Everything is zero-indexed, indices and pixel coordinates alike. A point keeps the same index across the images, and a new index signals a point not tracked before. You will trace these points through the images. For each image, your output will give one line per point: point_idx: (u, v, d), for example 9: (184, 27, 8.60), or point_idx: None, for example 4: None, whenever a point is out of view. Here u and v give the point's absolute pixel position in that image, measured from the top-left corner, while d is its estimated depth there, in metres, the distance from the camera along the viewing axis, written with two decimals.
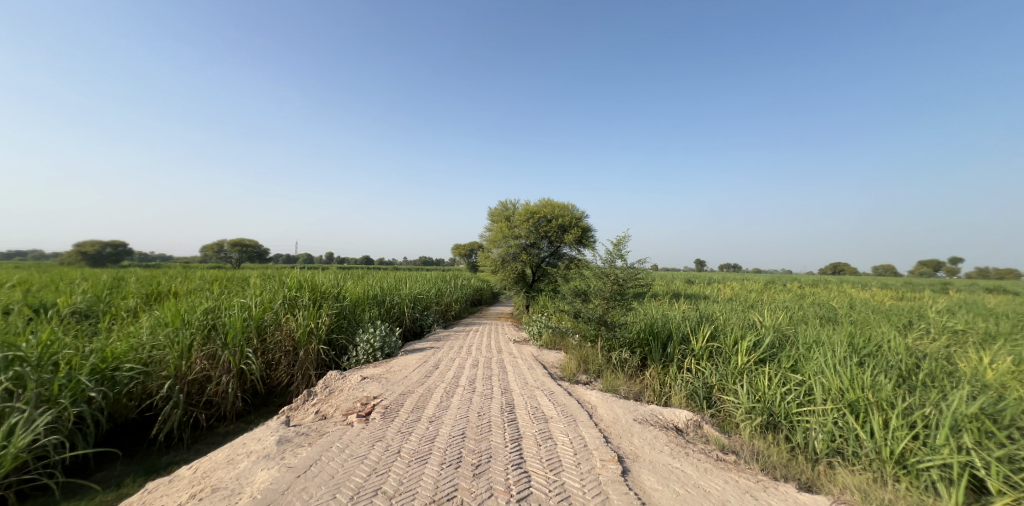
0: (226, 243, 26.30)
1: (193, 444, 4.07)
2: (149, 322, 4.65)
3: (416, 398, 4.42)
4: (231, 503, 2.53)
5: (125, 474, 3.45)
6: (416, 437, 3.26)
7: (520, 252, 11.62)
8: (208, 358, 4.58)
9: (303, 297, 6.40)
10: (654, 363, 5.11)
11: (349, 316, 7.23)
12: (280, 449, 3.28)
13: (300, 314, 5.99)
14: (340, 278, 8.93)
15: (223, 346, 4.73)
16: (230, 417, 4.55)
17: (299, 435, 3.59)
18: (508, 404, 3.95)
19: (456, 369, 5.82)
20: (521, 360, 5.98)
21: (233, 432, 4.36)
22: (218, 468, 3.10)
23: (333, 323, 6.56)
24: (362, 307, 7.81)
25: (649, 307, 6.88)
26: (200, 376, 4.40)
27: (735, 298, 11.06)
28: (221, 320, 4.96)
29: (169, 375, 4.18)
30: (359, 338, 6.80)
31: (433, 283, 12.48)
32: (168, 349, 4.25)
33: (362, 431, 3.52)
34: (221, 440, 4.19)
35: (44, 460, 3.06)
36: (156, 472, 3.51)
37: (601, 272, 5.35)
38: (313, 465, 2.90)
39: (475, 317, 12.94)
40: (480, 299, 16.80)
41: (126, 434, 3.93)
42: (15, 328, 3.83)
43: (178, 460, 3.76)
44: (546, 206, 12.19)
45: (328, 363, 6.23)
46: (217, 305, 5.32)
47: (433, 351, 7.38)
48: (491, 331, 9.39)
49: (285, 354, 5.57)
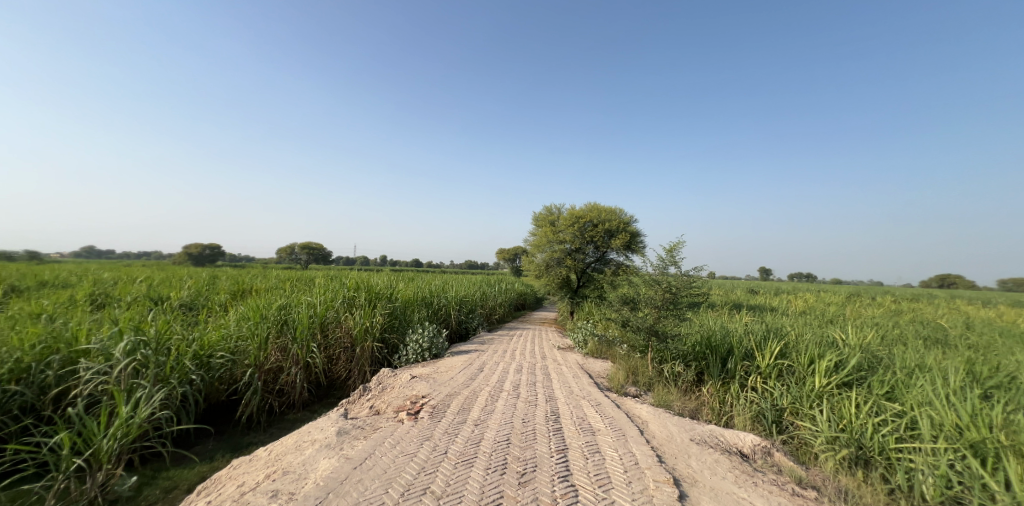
0: (297, 245, 29.16)
1: (268, 427, 4.47)
2: (235, 315, 5.23)
3: (462, 399, 4.52)
4: (298, 488, 2.74)
5: (216, 448, 3.88)
6: (462, 440, 3.32)
7: (565, 258, 11.46)
8: (280, 350, 5.03)
9: (360, 297, 6.81)
10: (712, 379, 4.79)
11: (400, 316, 7.56)
12: (339, 440, 3.50)
13: (357, 313, 6.37)
14: (391, 280, 9.39)
15: (293, 340, 5.16)
16: (298, 406, 4.94)
17: (356, 428, 3.81)
18: (552, 413, 3.90)
19: (500, 373, 5.85)
20: (565, 367, 5.89)
21: (301, 420, 4.74)
22: (288, 453, 3.37)
23: (385, 323, 6.89)
24: (412, 309, 8.14)
25: (705, 318, 6.45)
26: (274, 366, 4.85)
27: (809, 312, 9.99)
28: (292, 316, 5.43)
29: (250, 364, 4.65)
30: (409, 338, 7.10)
31: (478, 287, 12.72)
32: (250, 340, 4.74)
33: (411, 429, 3.66)
34: (291, 426, 4.57)
35: (155, 431, 3.52)
36: (240, 450, 3.91)
37: (652, 280, 5.12)
38: (368, 458, 3.06)
39: (519, 322, 12.96)
40: (524, 303, 16.84)
41: (216, 415, 4.41)
42: (139, 317, 4.52)
43: (257, 440, 4.15)
44: (593, 210, 11.92)
45: (381, 361, 6.57)
46: (288, 302, 5.83)
47: (478, 354, 7.48)
48: (535, 337, 9.36)
49: (344, 350, 5.94)
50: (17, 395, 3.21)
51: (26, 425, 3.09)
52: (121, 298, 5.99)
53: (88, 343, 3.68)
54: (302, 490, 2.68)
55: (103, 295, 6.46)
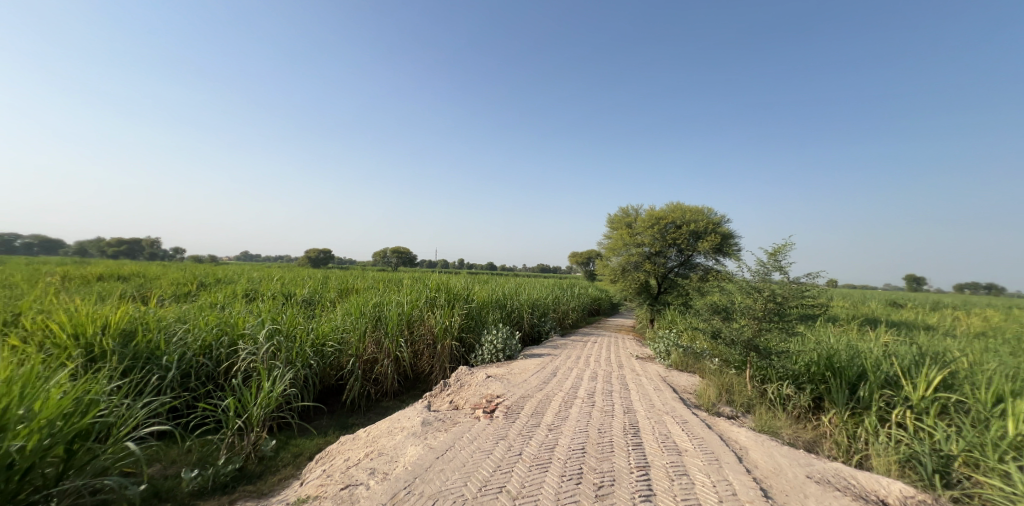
0: (387, 250, 32.28)
1: (367, 411, 4.98)
2: (341, 310, 5.94)
3: (536, 402, 4.51)
4: (389, 470, 2.97)
5: (329, 425, 4.47)
6: (537, 443, 3.29)
7: (643, 261, 10.81)
8: (375, 343, 5.56)
9: (440, 297, 7.24)
10: (836, 409, 4.09)
11: (476, 317, 7.86)
12: (424, 429, 3.74)
13: (439, 312, 6.77)
14: (468, 282, 9.85)
15: (385, 335, 5.67)
16: (390, 394, 5.42)
17: (437, 420, 4.02)
18: (631, 425, 3.69)
19: (574, 379, 5.74)
20: (646, 378, 5.56)
21: (393, 407, 5.20)
22: (382, 436, 3.72)
23: (463, 323, 7.22)
24: (487, 310, 8.42)
25: (819, 334, 5.56)
26: (371, 357, 5.38)
27: (970, 333, 7.95)
28: (385, 313, 5.98)
29: (352, 353, 5.22)
30: (484, 339, 7.34)
31: (551, 291, 12.70)
32: (352, 332, 5.35)
33: (487, 427, 3.75)
34: (386, 412, 5.04)
35: (288, 404, 4.22)
36: (346, 429, 4.45)
37: (750, 288, 4.55)
38: (449, 449, 3.21)
39: (593, 328, 12.61)
40: (598, 309, 16.33)
41: (327, 397, 5.06)
42: (273, 310, 5.46)
43: (359, 422, 4.66)
44: (676, 210, 11.13)
45: (459, 359, 6.89)
46: (381, 300, 6.44)
47: (553, 358, 7.44)
48: (610, 344, 9.00)
49: (427, 346, 6.35)
50: (205, 366, 4.21)
51: (208, 389, 3.97)
52: (262, 295, 7.29)
53: (245, 329, 4.65)
54: (392, 473, 2.90)
55: (250, 290, 7.95)
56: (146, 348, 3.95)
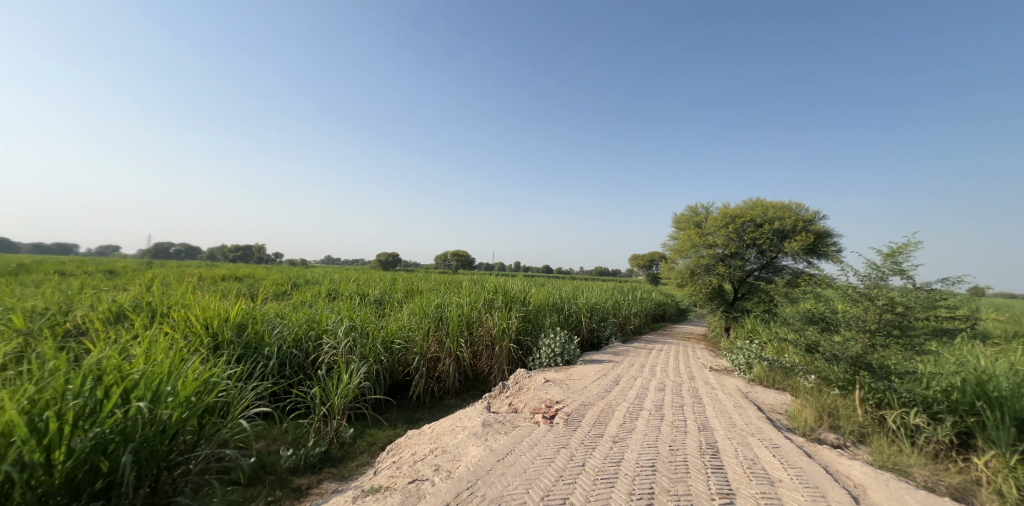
0: (446, 253, 33.61)
1: (432, 408, 5.21)
2: (407, 310, 6.25)
3: (597, 411, 4.33)
4: (452, 469, 3.01)
5: (398, 419, 4.76)
6: (601, 455, 3.13)
7: (715, 264, 9.95)
8: (438, 343, 5.74)
9: (498, 299, 7.31)
10: (999, 451, 3.30)
11: (533, 320, 7.80)
12: (485, 431, 3.75)
13: (496, 314, 6.82)
14: (525, 285, 9.85)
15: (447, 334, 5.84)
16: (452, 393, 5.59)
17: (497, 422, 4.02)
18: (707, 445, 3.35)
19: (638, 388, 5.43)
20: (721, 393, 5.08)
21: (455, 405, 5.36)
22: (445, 434, 3.82)
23: (521, 325, 7.23)
24: (544, 313, 8.32)
25: (950, 354, 4.62)
26: (434, 356, 5.57)
27: None
28: (445, 313, 6.16)
29: (417, 352, 5.46)
30: (541, 343, 7.26)
31: (611, 295, 12.23)
32: (417, 331, 5.59)
33: (548, 433, 3.66)
34: (450, 409, 5.22)
35: (363, 395, 4.59)
36: (413, 423, 4.70)
37: (858, 295, 3.96)
38: (510, 453, 3.18)
39: (658, 334, 11.90)
40: (663, 314, 15.39)
41: (394, 391, 5.38)
42: (350, 308, 5.97)
43: (424, 417, 4.90)
44: (755, 207, 10.12)
45: (516, 361, 6.89)
46: (443, 301, 6.66)
47: (614, 364, 7.13)
48: (678, 352, 8.39)
49: (485, 348, 6.42)
50: (297, 356, 4.80)
51: (299, 378, 4.50)
52: (340, 295, 8.00)
53: (328, 324, 5.19)
54: (455, 472, 2.94)
55: (330, 290, 8.75)
56: (254, 338, 4.60)
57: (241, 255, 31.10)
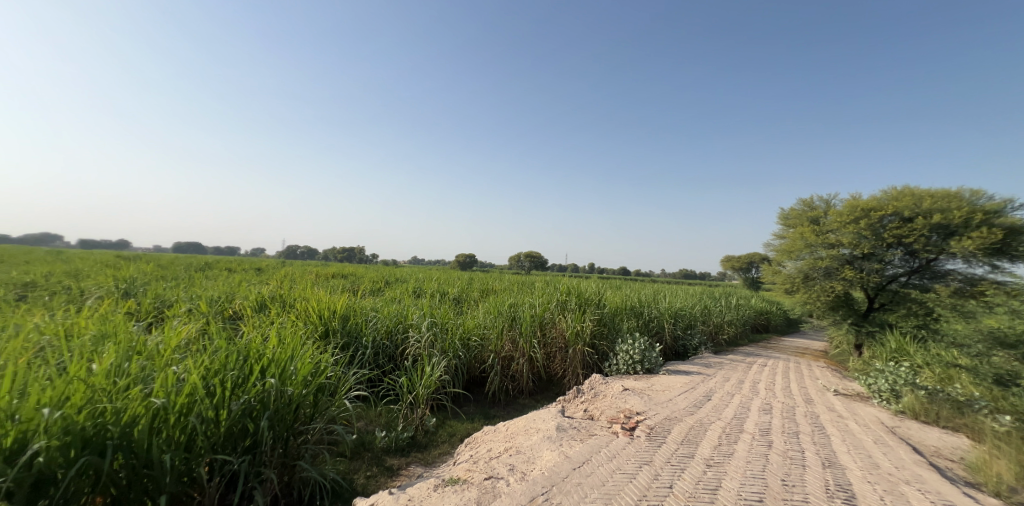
0: (520, 254, 34.00)
1: (507, 405, 5.31)
2: (483, 309, 6.48)
3: (686, 427, 3.82)
4: (526, 471, 2.84)
5: (475, 412, 4.99)
6: (695, 477, 2.69)
7: (840, 267, 8.41)
8: (512, 342, 5.78)
9: (571, 301, 7.04)
10: None
11: (610, 324, 7.34)
12: (560, 435, 3.52)
13: (570, 316, 6.55)
14: (601, 287, 9.37)
15: (520, 334, 5.86)
16: (526, 393, 5.58)
17: (573, 427, 3.75)
18: (839, 485, 2.68)
19: (736, 407, 4.71)
20: (852, 424, 4.15)
21: (529, 405, 5.35)
22: (519, 435, 3.67)
23: (596, 328, 6.85)
24: (621, 318, 7.79)
25: None
26: (509, 355, 5.63)
27: None
28: (518, 313, 6.22)
29: (492, 349, 5.60)
30: (618, 348, 6.78)
31: (699, 300, 11.07)
32: (491, 329, 5.74)
33: (628, 446, 3.30)
34: (524, 409, 5.23)
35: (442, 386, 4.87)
36: (489, 418, 4.87)
37: None
38: (586, 462, 2.91)
39: (760, 346, 10.39)
40: (767, 324, 13.44)
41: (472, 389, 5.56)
42: (431, 306, 6.47)
43: (500, 413, 5.04)
44: (900, 197, 8.12)
45: (592, 367, 6.54)
46: (517, 301, 6.74)
47: (704, 377, 6.34)
48: (787, 368, 7.16)
49: (559, 350, 6.19)
50: (389, 347, 5.35)
51: (390, 367, 5.00)
52: (422, 293, 8.49)
53: (414, 319, 5.69)
54: (528, 475, 2.76)
55: (414, 288, 9.35)
56: (354, 328, 5.30)
57: (347, 254, 35.38)
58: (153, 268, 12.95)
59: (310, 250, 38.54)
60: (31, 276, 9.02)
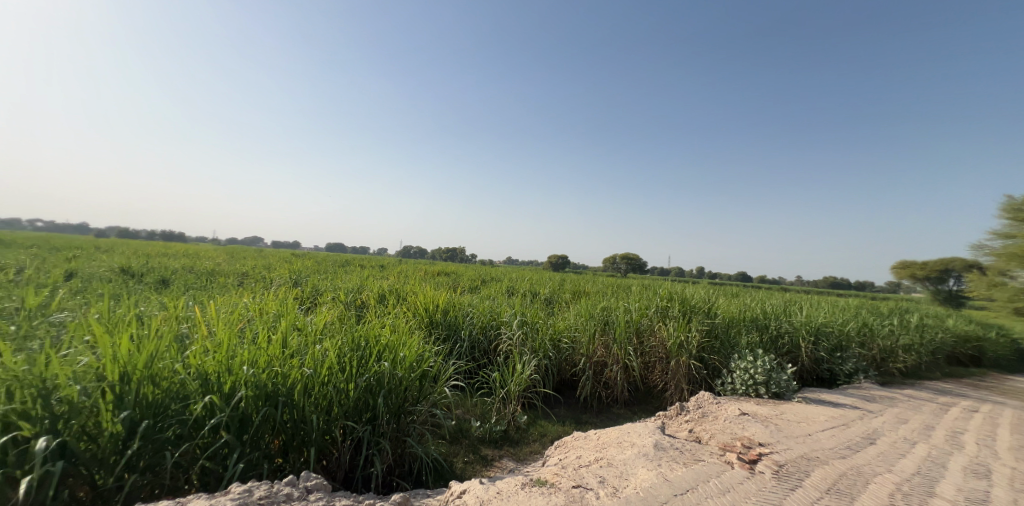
0: (618, 255, 32.30)
1: (598, 412, 5.63)
2: (574, 312, 6.97)
3: (831, 471, 3.03)
4: (618, 487, 2.61)
5: (566, 417, 5.45)
6: None
7: None
8: (605, 347, 6.05)
9: (673, 308, 6.50)
10: None
11: (723, 337, 6.34)
12: (657, 456, 3.18)
13: (671, 324, 6.09)
14: (713, 292, 8.24)
15: (615, 340, 6.07)
16: (620, 402, 5.77)
17: (674, 450, 3.34)
18: None
19: (914, 457, 3.52)
20: None
21: (623, 416, 5.54)
22: (613, 450, 3.43)
23: (705, 340, 6.06)
24: (738, 330, 6.64)
25: None
26: (601, 361, 5.96)
27: None
28: (611, 318, 6.44)
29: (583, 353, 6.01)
30: (734, 365, 5.78)
31: (854, 314, 8.81)
32: (582, 332, 6.20)
33: (746, 482, 2.78)
34: (615, 419, 5.47)
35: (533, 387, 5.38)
36: (581, 425, 5.25)
37: None
38: (690, 491, 2.58)
39: (956, 381, 7.73)
40: (969, 353, 9.98)
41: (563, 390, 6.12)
42: (524, 305, 7.40)
43: (592, 421, 5.37)
44: None
45: (700, 383, 5.83)
46: (611, 305, 6.91)
47: (862, 413, 4.90)
48: (1009, 418, 5.08)
49: (659, 360, 6.01)
50: (483, 342, 6.45)
51: (486, 362, 5.91)
52: (517, 292, 8.73)
53: (505, 318, 6.65)
54: (621, 492, 2.54)
55: (510, 286, 9.61)
56: (451, 321, 6.61)
57: (452, 254, 38.14)
58: (305, 263, 15.82)
59: (423, 250, 42.85)
60: (231, 270, 11.84)
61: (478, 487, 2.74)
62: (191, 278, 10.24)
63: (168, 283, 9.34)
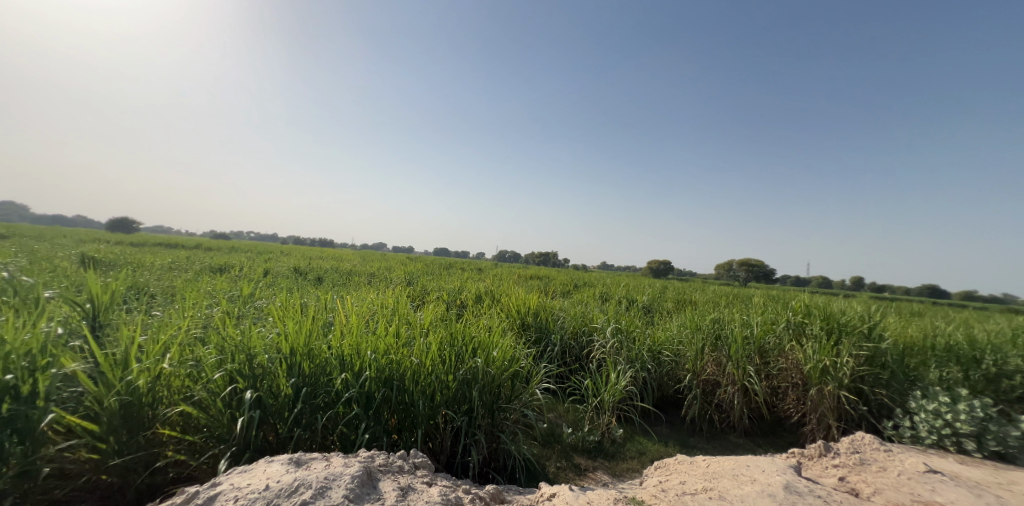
0: (737, 261, 28.24)
1: (710, 438, 4.95)
2: (679, 325, 6.42)
3: None
4: None
5: (669, 437, 4.95)
6: None
7: None
8: (716, 364, 5.41)
9: (812, 325, 5.22)
10: None
11: (895, 367, 4.67)
12: (792, 498, 2.38)
13: (810, 345, 4.90)
14: (877, 309, 6.30)
15: (729, 358, 5.32)
16: (739, 430, 4.99)
17: (816, 495, 2.48)
18: None
19: None
20: None
21: (742, 446, 4.75)
22: (724, 481, 2.70)
23: (863, 368, 4.60)
24: (920, 361, 4.81)
25: None
26: (711, 379, 5.30)
27: None
28: (725, 332, 5.71)
29: (689, 370, 5.48)
30: (913, 404, 4.21)
31: None
32: (688, 347, 5.65)
33: None
34: (732, 448, 4.74)
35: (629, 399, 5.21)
36: (687, 447, 4.73)
37: None
38: None
39: None
40: None
41: (665, 407, 5.64)
42: (619, 315, 7.11)
43: (701, 446, 4.77)
44: None
45: (857, 422, 4.47)
46: (724, 320, 6.17)
47: None
48: None
49: (793, 387, 4.98)
50: (574, 347, 6.26)
51: (575, 366, 5.78)
52: (619, 303, 8.29)
53: (597, 326, 6.42)
54: None
55: (611, 299, 9.21)
56: (542, 324, 6.44)
57: (544, 259, 37.92)
58: (421, 266, 17.52)
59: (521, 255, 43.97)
60: (366, 270, 13.71)
61: (566, 493, 2.33)
62: (337, 276, 12.14)
63: (322, 279, 11.21)
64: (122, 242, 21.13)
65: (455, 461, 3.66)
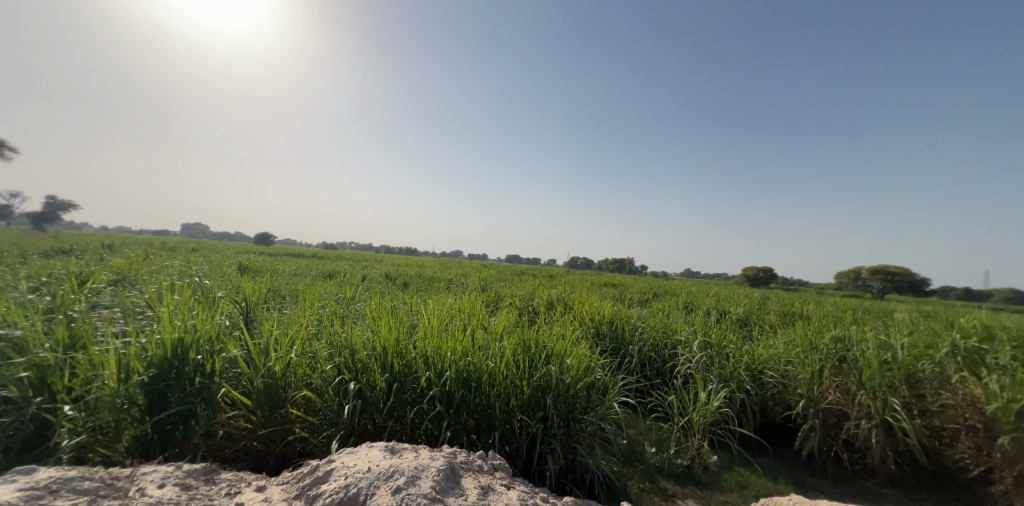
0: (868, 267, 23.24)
1: (836, 481, 3.49)
2: (784, 340, 4.98)
3: None
4: None
5: (778, 471, 3.66)
6: None
7: None
8: (841, 390, 3.89)
9: (1002, 355, 3.72)
10: None
11: None
12: None
13: (998, 378, 3.29)
14: None
15: (861, 383, 3.77)
16: (880, 479, 3.38)
17: None
18: None
19: None
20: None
21: (887, 500, 3.15)
22: None
23: None
24: None
25: None
26: (834, 408, 3.76)
27: None
28: (853, 354, 4.20)
29: (802, 394, 3.99)
30: None
31: None
32: (800, 367, 4.16)
33: None
34: (874, 499, 3.19)
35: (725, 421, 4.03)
36: (806, 488, 3.40)
37: None
38: None
39: None
40: None
41: (769, 438, 4.24)
42: (709, 326, 5.89)
43: (824, 490, 3.35)
44: None
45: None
46: (848, 340, 4.73)
47: None
48: None
49: (965, 432, 3.24)
50: (656, 360, 5.11)
51: (658, 380, 4.85)
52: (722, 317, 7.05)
53: (681, 336, 5.21)
54: None
55: (710, 312, 7.94)
56: (620, 334, 5.45)
57: (619, 267, 35.54)
58: (501, 273, 17.41)
59: (601, 261, 42.03)
60: (450, 277, 13.94)
61: None
62: (422, 281, 12.43)
63: (411, 284, 11.54)
64: (259, 252, 24.88)
65: (532, 469, 3.29)
